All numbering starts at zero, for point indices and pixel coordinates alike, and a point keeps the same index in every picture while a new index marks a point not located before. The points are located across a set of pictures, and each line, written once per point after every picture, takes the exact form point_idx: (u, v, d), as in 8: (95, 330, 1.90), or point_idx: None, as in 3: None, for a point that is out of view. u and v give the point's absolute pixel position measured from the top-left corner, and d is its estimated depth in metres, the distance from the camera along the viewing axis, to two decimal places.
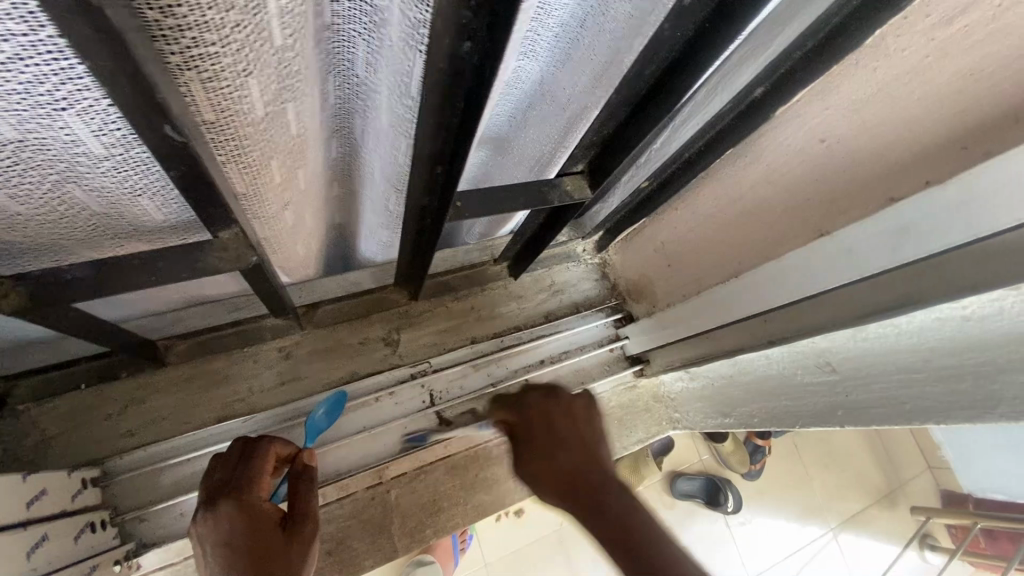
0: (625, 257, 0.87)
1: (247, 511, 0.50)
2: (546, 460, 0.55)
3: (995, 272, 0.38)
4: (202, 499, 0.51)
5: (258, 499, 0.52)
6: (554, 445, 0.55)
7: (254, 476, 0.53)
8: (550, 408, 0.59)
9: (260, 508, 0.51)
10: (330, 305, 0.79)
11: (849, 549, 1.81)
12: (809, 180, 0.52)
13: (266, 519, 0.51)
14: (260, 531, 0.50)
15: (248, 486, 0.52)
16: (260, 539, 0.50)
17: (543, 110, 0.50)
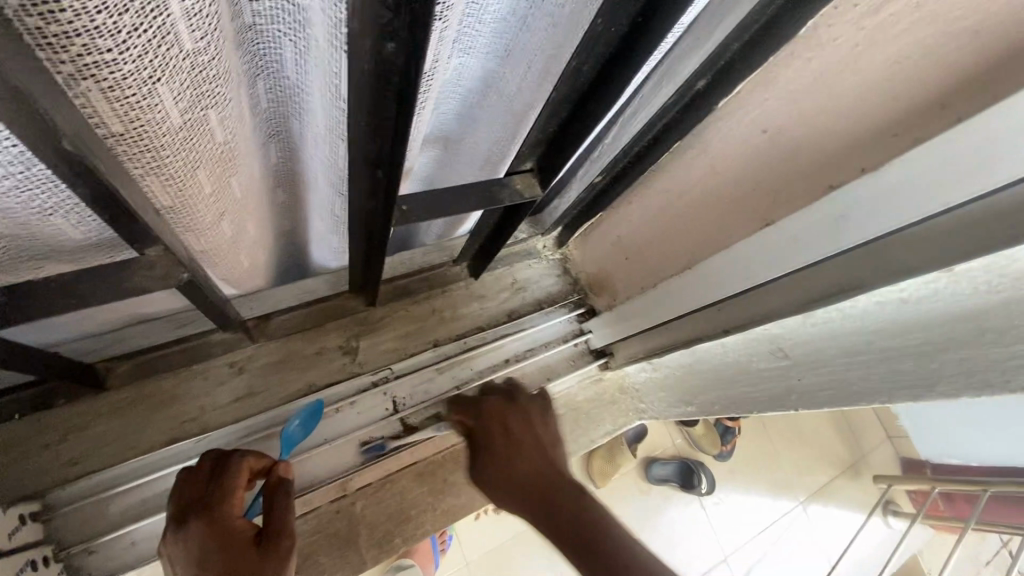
0: (585, 251, 0.87)
1: (217, 528, 0.48)
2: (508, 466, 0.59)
3: (927, 256, 0.40)
4: (172, 518, 0.49)
5: (229, 515, 0.50)
6: (513, 451, 0.60)
7: (227, 491, 0.51)
8: (507, 417, 0.65)
9: (230, 525, 0.49)
10: (283, 315, 0.76)
11: (817, 520, 1.88)
12: (754, 170, 0.53)
13: (236, 536, 0.48)
14: (229, 549, 0.48)
15: (218, 503, 0.50)
16: (229, 557, 0.47)
17: (487, 105, 0.49)
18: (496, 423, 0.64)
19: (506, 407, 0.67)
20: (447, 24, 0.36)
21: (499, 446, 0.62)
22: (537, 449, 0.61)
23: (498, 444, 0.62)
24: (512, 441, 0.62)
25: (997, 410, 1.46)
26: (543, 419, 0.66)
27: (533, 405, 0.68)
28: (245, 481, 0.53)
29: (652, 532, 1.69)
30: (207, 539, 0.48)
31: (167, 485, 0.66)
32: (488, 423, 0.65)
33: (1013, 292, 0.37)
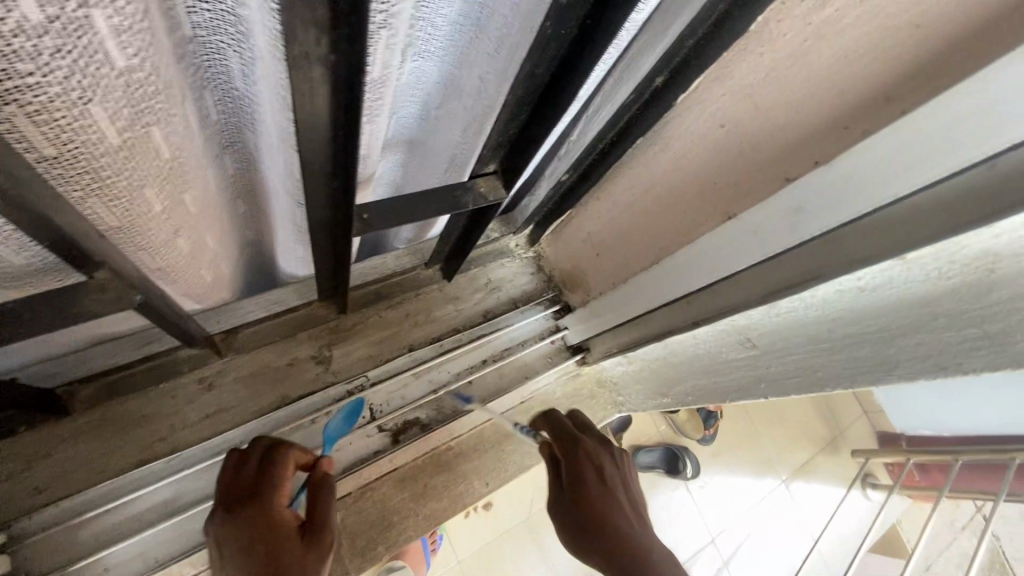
0: (557, 248, 0.87)
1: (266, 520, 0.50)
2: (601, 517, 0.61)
3: (879, 247, 0.41)
4: (221, 506, 0.51)
5: (278, 505, 0.51)
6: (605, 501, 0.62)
7: (274, 483, 0.53)
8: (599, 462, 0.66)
9: (279, 516, 0.51)
10: (249, 328, 0.75)
11: (800, 497, 1.93)
12: (713, 166, 0.53)
13: (285, 528, 0.50)
14: (274, 540, 0.49)
15: (269, 492, 0.52)
16: (275, 549, 0.49)
17: (446, 108, 0.49)
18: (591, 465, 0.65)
19: (601, 451, 0.67)
20: (395, 31, 0.35)
21: (593, 493, 0.63)
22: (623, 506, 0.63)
23: (593, 490, 0.63)
24: (604, 490, 0.63)
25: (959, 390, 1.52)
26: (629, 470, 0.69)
27: (621, 453, 0.69)
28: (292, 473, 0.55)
29: None
30: (256, 530, 0.50)
31: (140, 508, 0.65)
32: (581, 463, 0.65)
33: (963, 278, 0.38)
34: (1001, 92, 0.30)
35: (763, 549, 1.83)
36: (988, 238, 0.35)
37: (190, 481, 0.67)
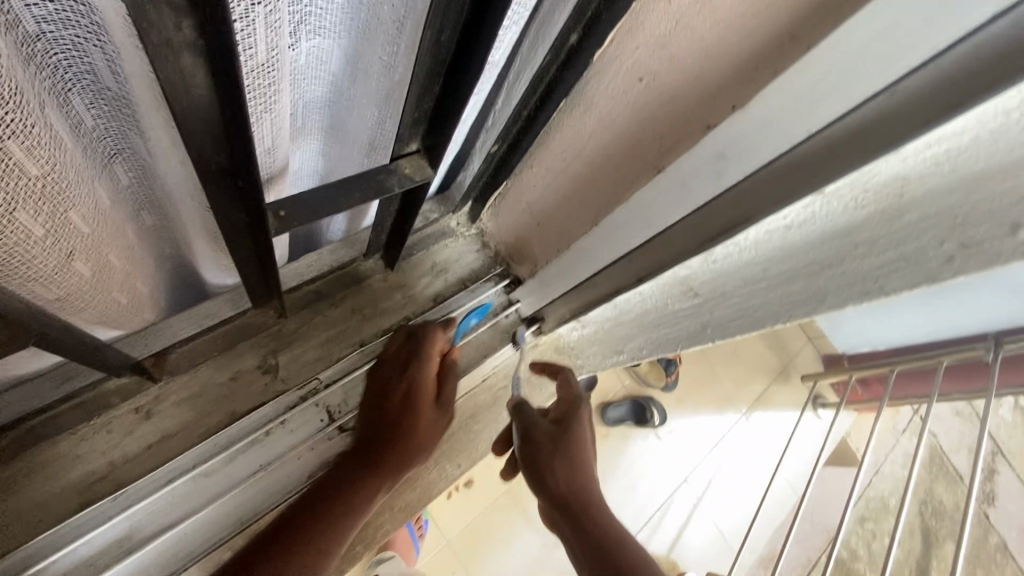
0: (497, 222, 0.84)
1: (412, 402, 0.68)
2: (572, 471, 0.67)
3: (799, 185, 0.42)
4: (387, 367, 0.70)
5: (425, 381, 0.69)
6: (579, 458, 0.68)
7: (418, 372, 0.69)
8: (584, 431, 0.72)
9: (423, 389, 0.69)
10: (183, 347, 0.70)
11: (760, 426, 2.05)
12: (636, 121, 0.53)
13: (427, 404, 0.69)
14: (417, 404, 0.68)
15: (419, 369, 0.69)
16: (420, 411, 0.68)
17: (356, 85, 0.48)
18: (583, 428, 0.72)
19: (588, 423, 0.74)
20: (274, 5, 0.32)
21: (572, 450, 0.69)
22: (589, 468, 0.69)
23: (573, 448, 0.69)
24: (584, 456, 0.69)
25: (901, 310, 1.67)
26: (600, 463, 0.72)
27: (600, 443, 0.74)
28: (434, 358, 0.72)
29: (615, 471, 1.81)
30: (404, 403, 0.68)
31: (91, 552, 0.60)
32: (573, 424, 0.72)
33: (877, 203, 0.40)
34: (891, 19, 0.31)
35: (733, 479, 1.95)
36: (896, 161, 0.36)
37: (142, 515, 0.63)
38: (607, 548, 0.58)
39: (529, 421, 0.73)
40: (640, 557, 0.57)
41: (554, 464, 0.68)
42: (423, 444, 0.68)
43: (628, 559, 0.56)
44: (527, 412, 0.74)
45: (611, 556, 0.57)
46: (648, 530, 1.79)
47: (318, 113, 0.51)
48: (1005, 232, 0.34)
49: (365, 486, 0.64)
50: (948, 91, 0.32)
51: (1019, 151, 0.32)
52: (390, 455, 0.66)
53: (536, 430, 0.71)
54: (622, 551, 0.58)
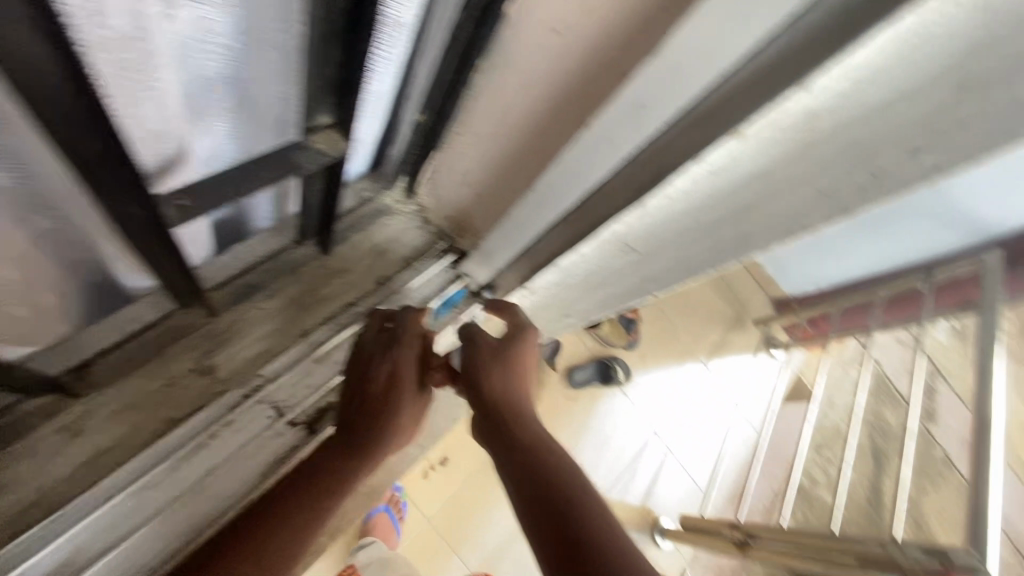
0: (435, 196, 0.80)
1: (395, 386, 0.66)
2: (508, 387, 0.66)
3: (717, 129, 0.41)
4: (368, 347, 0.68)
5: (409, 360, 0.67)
6: (518, 376, 0.67)
7: (401, 354, 0.67)
8: (529, 353, 0.69)
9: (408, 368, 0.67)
10: (107, 357, 0.66)
11: (719, 373, 2.13)
12: (556, 75, 0.50)
13: (409, 388, 0.67)
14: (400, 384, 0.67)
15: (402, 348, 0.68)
16: (404, 391, 0.67)
17: (254, 56, 0.44)
18: (528, 349, 0.69)
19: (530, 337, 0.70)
20: None
21: (511, 368, 0.67)
22: (523, 382, 0.68)
23: (512, 365, 0.67)
24: (523, 373, 0.68)
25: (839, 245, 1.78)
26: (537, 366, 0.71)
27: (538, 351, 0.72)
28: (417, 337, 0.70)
29: (586, 431, 1.87)
30: (386, 387, 0.66)
31: None
32: (517, 343, 0.68)
33: (791, 144, 0.40)
34: None
35: (698, 426, 2.03)
36: (806, 99, 0.36)
37: (82, 538, 0.58)
38: (533, 462, 0.60)
39: (472, 336, 0.69)
40: (562, 470, 0.59)
41: (490, 375, 0.66)
42: (405, 428, 0.68)
43: (551, 473, 0.59)
44: (471, 327, 0.71)
45: (535, 471, 0.59)
46: (622, 484, 1.86)
47: (217, 95, 0.47)
48: (907, 158, 0.37)
49: (349, 472, 0.63)
50: (849, 22, 0.32)
51: (913, 80, 0.33)
52: (374, 437, 0.65)
53: (480, 344, 0.68)
54: (546, 465, 0.60)
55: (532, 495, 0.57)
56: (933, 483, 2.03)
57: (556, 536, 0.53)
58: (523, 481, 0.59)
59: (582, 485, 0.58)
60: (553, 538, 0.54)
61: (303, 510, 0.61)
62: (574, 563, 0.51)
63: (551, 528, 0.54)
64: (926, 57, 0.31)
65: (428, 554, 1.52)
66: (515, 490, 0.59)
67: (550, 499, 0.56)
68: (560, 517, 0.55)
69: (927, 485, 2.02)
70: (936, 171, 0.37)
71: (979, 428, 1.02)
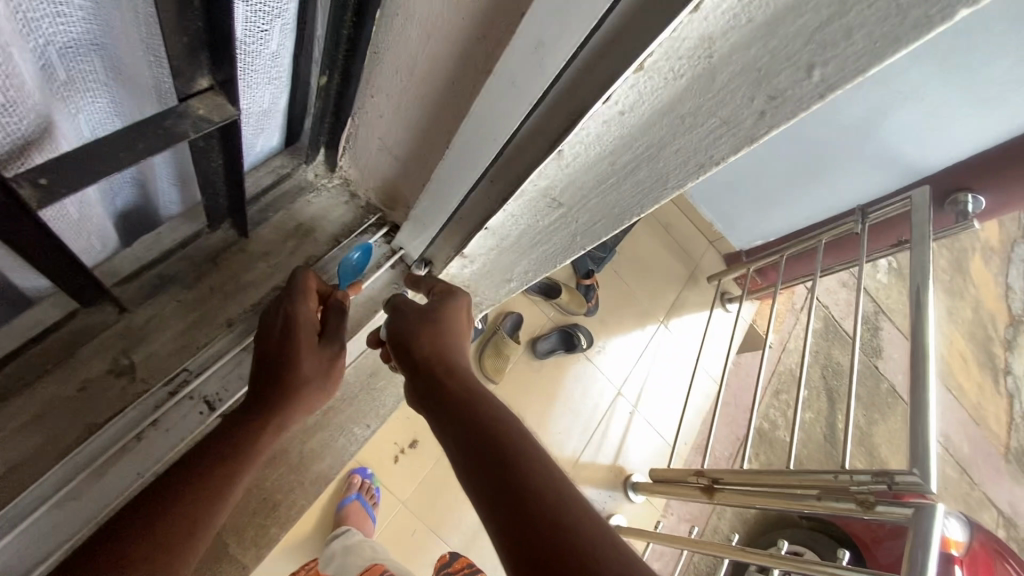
0: (357, 166, 0.76)
1: (291, 340, 0.65)
2: (440, 346, 0.68)
3: (616, 63, 0.40)
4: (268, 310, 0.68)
5: (304, 313, 0.67)
6: (448, 336, 0.70)
7: (297, 308, 0.67)
8: (458, 316, 0.73)
9: (304, 320, 0.66)
10: (8, 367, 0.61)
11: (679, 330, 2.18)
12: (454, 21, 0.48)
13: (308, 342, 0.66)
14: (296, 339, 0.65)
15: (295, 302, 0.67)
16: (300, 346, 0.65)
17: (109, 16, 0.42)
18: (457, 312, 0.73)
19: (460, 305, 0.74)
20: None
21: (442, 329, 0.70)
22: (456, 345, 0.70)
23: (443, 327, 0.70)
24: (453, 334, 0.70)
25: (779, 196, 1.84)
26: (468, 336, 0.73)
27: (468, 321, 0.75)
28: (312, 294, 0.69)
29: (555, 399, 1.89)
30: (282, 343, 0.65)
31: None
32: (445, 306, 0.72)
33: (692, 70, 0.39)
34: None
35: (662, 383, 2.08)
36: (697, 19, 0.35)
37: (3, 557, 0.54)
38: (465, 409, 0.61)
39: (400, 304, 0.72)
40: (494, 414, 0.60)
41: (421, 336, 0.69)
42: (310, 385, 0.66)
43: (483, 415, 0.60)
44: (400, 300, 0.74)
45: (468, 416, 0.60)
46: (593, 447, 1.89)
47: (70, 70, 0.43)
48: (803, 75, 0.37)
49: (253, 434, 0.61)
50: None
51: None
52: (274, 394, 0.63)
53: (407, 310, 0.71)
54: (478, 410, 0.60)
55: (466, 437, 0.58)
56: (882, 414, 2.16)
57: (490, 472, 0.54)
58: (456, 426, 0.60)
59: (515, 426, 0.59)
60: (485, 474, 0.54)
61: (202, 494, 0.56)
62: (508, 494, 0.51)
63: (482, 469, 0.54)
64: None
65: (406, 536, 1.52)
66: (448, 438, 0.59)
67: (482, 439, 0.57)
68: (492, 454, 0.55)
69: (877, 416, 2.15)
70: (827, 87, 0.37)
71: (917, 354, 1.07)
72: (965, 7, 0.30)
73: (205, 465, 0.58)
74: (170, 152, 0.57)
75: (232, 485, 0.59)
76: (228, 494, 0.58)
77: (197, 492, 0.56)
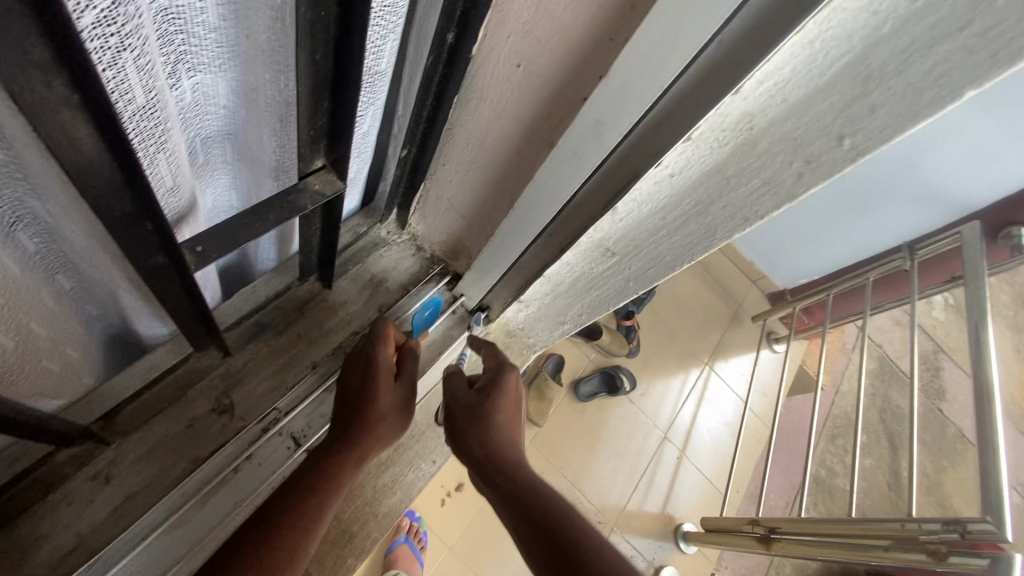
0: (426, 225, 0.86)
1: (370, 378, 0.72)
2: (489, 438, 0.72)
3: (670, 135, 0.46)
4: (351, 356, 0.76)
5: (382, 356, 0.74)
6: (495, 422, 0.73)
7: (377, 352, 0.74)
8: (502, 399, 0.76)
9: (382, 362, 0.74)
10: (130, 405, 0.69)
11: (724, 372, 2.16)
12: (523, 103, 0.56)
13: (384, 380, 0.73)
14: (373, 377, 0.72)
15: (375, 345, 0.75)
16: (377, 387, 0.72)
17: (249, 112, 0.50)
18: (503, 395, 0.76)
19: (504, 384, 0.77)
20: (142, 49, 0.33)
21: (488, 423, 0.74)
22: (505, 429, 0.74)
23: (488, 420, 0.73)
24: (498, 420, 0.74)
25: (821, 234, 1.84)
26: (516, 409, 0.77)
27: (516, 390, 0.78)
28: (389, 339, 0.76)
29: (600, 443, 1.88)
30: (362, 381, 0.73)
31: None
32: (489, 396, 0.75)
33: (735, 139, 0.45)
34: None
35: (711, 427, 2.05)
36: (739, 99, 0.41)
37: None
38: (520, 500, 0.64)
39: (450, 400, 0.77)
40: (548, 502, 0.63)
41: (469, 431, 0.73)
42: (387, 418, 0.72)
43: (538, 504, 0.63)
44: (452, 384, 0.79)
45: (524, 505, 0.63)
46: (641, 494, 1.86)
47: (216, 149, 0.53)
48: (835, 142, 0.43)
49: (341, 472, 0.67)
50: (771, 22, 0.37)
51: (827, 72, 0.38)
52: (356, 428, 0.70)
53: (457, 401, 0.76)
54: (531, 501, 0.64)
55: (526, 530, 0.61)
56: (951, 461, 2.04)
57: (552, 564, 0.56)
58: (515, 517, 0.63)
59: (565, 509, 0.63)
60: (543, 558, 0.58)
61: (299, 518, 0.63)
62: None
63: (540, 550, 0.58)
64: (834, 52, 0.36)
65: None
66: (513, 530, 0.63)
67: (540, 529, 0.60)
68: (552, 544, 0.58)
69: (945, 463, 2.03)
70: (857, 152, 0.43)
71: (982, 391, 1.05)
72: (973, 89, 0.35)
73: (298, 494, 0.64)
74: (283, 226, 0.70)
75: (317, 522, 0.64)
76: (317, 522, 0.64)
77: (284, 526, 0.61)
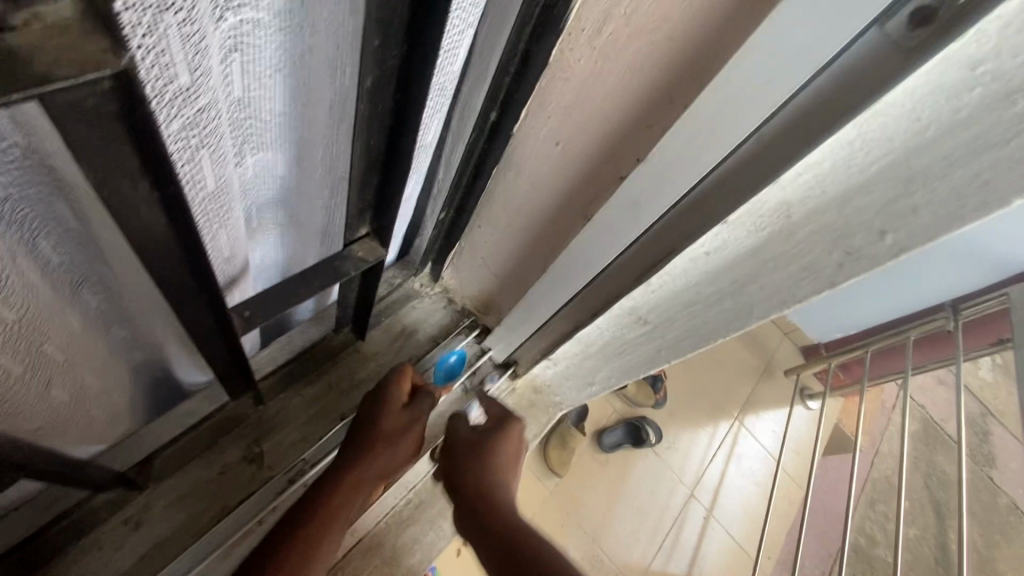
0: (459, 278, 0.87)
1: (377, 405, 0.73)
2: (486, 475, 0.71)
3: (702, 220, 0.48)
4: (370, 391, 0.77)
5: (393, 387, 0.75)
6: (497, 460, 0.73)
7: (390, 391, 0.74)
8: (507, 448, 0.76)
9: (391, 393, 0.74)
10: (166, 451, 0.71)
11: (755, 428, 2.08)
12: (562, 176, 0.57)
13: (392, 410, 0.73)
14: (377, 410, 0.73)
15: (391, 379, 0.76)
16: (381, 419, 0.72)
17: (303, 183, 0.53)
18: (510, 440, 0.76)
19: (506, 430, 0.76)
20: (216, 144, 0.36)
21: (491, 457, 0.74)
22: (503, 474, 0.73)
23: (493, 458, 0.74)
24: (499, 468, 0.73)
25: (862, 291, 1.78)
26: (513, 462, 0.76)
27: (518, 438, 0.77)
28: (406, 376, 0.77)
29: (623, 497, 1.81)
30: (371, 410, 0.73)
31: None
32: (498, 434, 0.76)
33: (773, 225, 0.45)
34: (743, 77, 0.36)
35: (740, 485, 1.95)
36: (781, 189, 0.41)
37: None
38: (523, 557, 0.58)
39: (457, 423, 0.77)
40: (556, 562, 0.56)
41: (469, 464, 0.72)
42: (386, 441, 0.70)
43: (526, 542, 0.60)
44: (457, 420, 0.79)
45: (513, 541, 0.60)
46: (665, 555, 1.76)
47: (269, 215, 0.56)
48: (876, 238, 0.43)
49: (334, 507, 0.65)
50: (809, 123, 0.38)
51: (867, 170, 0.38)
52: (358, 458, 0.69)
53: (460, 435, 0.77)
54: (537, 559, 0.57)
55: None
56: (1004, 535, 1.88)
57: None
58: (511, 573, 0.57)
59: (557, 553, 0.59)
60: None
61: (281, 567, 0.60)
62: None
63: None
64: (875, 152, 0.37)
65: None
66: None
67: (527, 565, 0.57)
68: None
69: (998, 537, 1.87)
70: (900, 248, 0.42)
71: None
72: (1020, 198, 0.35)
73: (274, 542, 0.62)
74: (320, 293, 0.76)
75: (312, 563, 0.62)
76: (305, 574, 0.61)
77: (281, 560, 0.60)
